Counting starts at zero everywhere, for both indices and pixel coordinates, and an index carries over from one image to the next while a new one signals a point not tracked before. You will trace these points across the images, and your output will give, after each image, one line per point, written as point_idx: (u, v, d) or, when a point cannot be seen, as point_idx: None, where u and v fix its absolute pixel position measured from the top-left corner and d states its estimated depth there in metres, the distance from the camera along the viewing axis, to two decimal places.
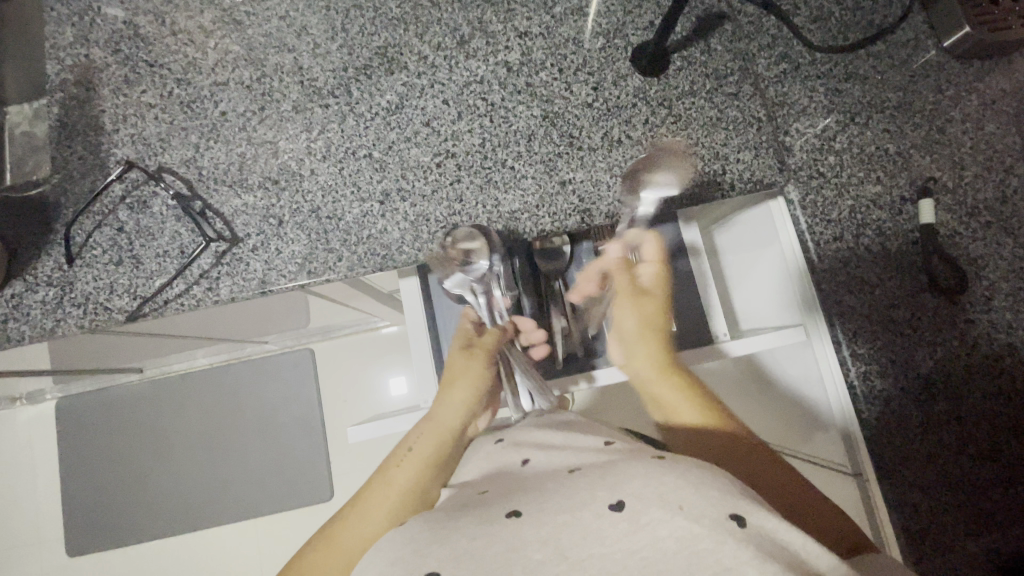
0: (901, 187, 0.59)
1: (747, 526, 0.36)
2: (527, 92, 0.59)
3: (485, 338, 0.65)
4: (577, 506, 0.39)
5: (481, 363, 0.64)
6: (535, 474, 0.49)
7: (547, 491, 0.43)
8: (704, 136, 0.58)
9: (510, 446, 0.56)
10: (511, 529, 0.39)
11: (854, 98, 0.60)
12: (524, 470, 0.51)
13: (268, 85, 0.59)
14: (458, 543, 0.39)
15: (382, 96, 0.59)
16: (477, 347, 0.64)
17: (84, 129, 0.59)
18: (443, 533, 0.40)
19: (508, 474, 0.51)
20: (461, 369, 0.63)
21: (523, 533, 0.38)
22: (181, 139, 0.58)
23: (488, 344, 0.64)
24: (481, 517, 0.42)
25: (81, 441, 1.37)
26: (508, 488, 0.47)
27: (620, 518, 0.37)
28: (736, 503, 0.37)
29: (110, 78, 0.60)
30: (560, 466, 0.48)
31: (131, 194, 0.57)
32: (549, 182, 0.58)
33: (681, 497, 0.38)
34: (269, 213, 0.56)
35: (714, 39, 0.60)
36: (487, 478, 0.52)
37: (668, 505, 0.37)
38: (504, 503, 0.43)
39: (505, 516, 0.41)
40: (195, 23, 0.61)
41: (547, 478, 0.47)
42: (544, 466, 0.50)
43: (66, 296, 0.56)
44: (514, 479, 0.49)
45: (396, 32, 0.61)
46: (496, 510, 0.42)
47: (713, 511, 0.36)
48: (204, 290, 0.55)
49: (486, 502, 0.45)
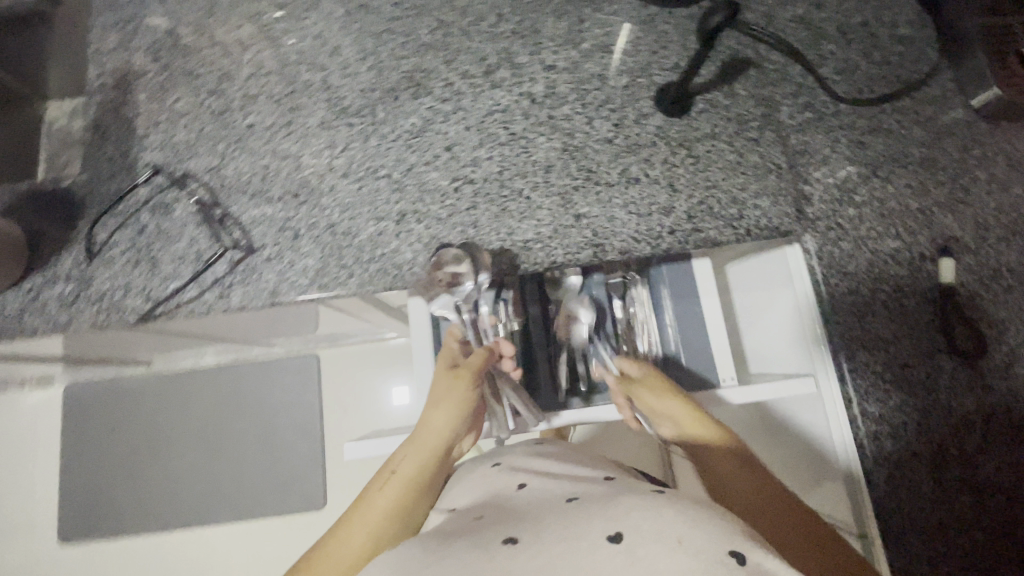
0: (921, 244, 0.58)
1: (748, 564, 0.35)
2: (548, 124, 0.60)
3: (473, 358, 0.61)
4: (573, 535, 0.39)
5: (465, 386, 0.60)
6: (530, 501, 0.48)
7: (544, 521, 0.42)
8: (723, 179, 0.58)
9: (506, 471, 0.56)
10: (504, 556, 0.38)
11: (877, 151, 0.60)
12: (519, 494, 0.50)
13: (297, 101, 0.61)
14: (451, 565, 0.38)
15: (405, 119, 0.60)
16: (465, 370, 0.60)
17: (118, 132, 0.61)
18: (435, 556, 0.40)
19: (504, 499, 0.50)
20: (446, 392, 0.60)
21: (515, 557, 0.37)
22: (208, 147, 0.60)
23: (473, 363, 0.61)
24: (475, 542, 0.41)
25: (84, 430, 1.39)
26: (505, 514, 0.46)
27: (617, 549, 0.36)
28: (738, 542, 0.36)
29: (147, 84, 0.62)
30: (556, 492, 0.48)
31: (155, 198, 0.59)
32: (564, 215, 0.58)
33: (681, 531, 0.36)
34: (285, 225, 0.57)
35: (738, 84, 0.60)
36: (482, 502, 0.51)
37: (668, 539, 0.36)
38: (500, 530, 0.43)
39: (501, 542, 0.40)
40: (233, 37, 0.63)
41: (542, 507, 0.45)
42: (540, 492, 0.49)
43: (82, 293, 0.57)
44: (509, 504, 0.48)
45: (424, 58, 0.62)
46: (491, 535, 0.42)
47: (714, 549, 0.35)
48: (215, 297, 0.56)
49: (480, 531, 0.44)
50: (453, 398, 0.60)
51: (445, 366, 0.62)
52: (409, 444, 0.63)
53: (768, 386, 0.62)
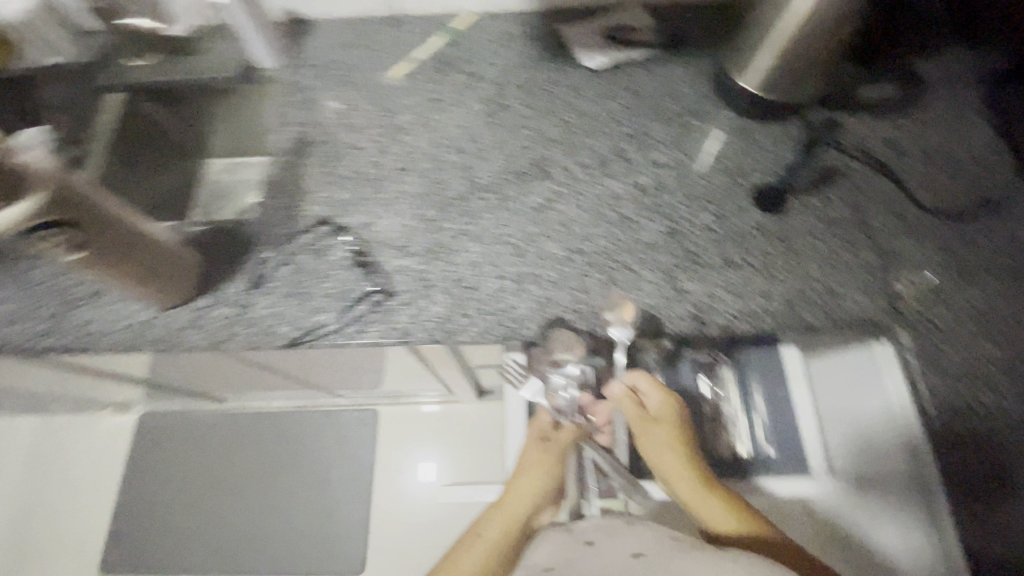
0: (1017, 348, 0.60)
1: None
2: (656, 210, 0.68)
3: (563, 434, 0.70)
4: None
5: (554, 458, 0.69)
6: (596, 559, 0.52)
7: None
8: (819, 271, 0.63)
9: (578, 527, 0.60)
10: None
11: (965, 260, 0.64)
12: (592, 554, 0.53)
13: (440, 175, 0.72)
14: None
15: (530, 197, 0.70)
16: (552, 444, 0.70)
17: (286, 185, 0.73)
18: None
19: (571, 556, 0.54)
20: (532, 464, 0.69)
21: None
22: (362, 205, 0.71)
23: (563, 440, 0.70)
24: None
25: (151, 457, 1.44)
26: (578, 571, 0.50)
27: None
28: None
29: (316, 151, 0.76)
30: (622, 553, 0.51)
31: (313, 241, 0.68)
32: (668, 290, 0.64)
33: None
34: (422, 276, 0.66)
35: (829, 190, 0.68)
36: (555, 558, 0.55)
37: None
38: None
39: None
40: (392, 121, 0.77)
41: (608, 560, 0.51)
42: (606, 553, 0.52)
43: (241, 316, 0.66)
44: (583, 563, 0.51)
45: (549, 150, 0.73)
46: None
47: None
48: (355, 330, 0.63)
49: None
50: (540, 467, 0.69)
51: (535, 438, 0.71)
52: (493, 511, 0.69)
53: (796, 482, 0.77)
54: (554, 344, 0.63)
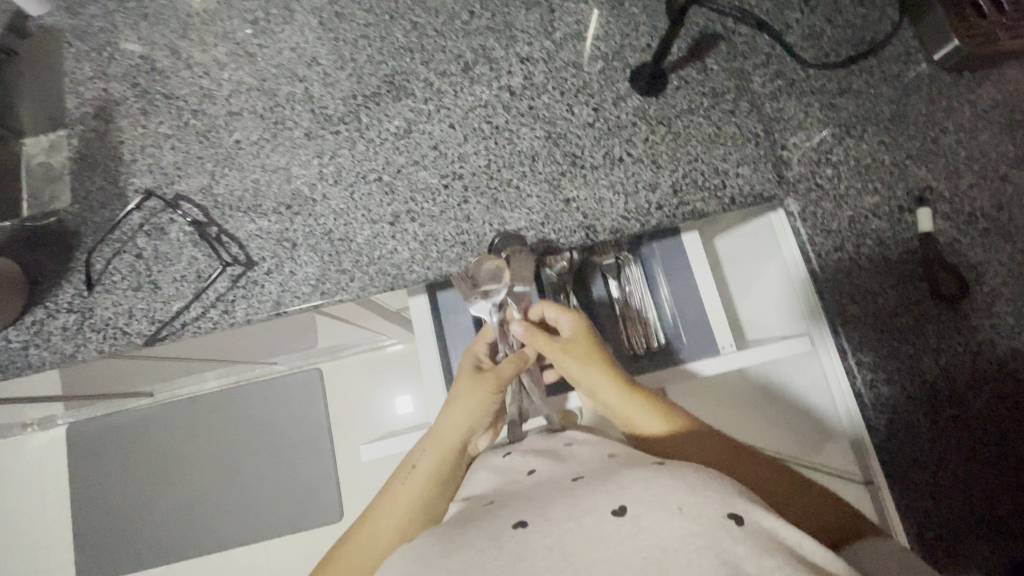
0: (897, 196, 0.60)
1: (746, 525, 0.33)
2: (530, 114, 0.61)
3: (504, 367, 0.59)
4: (580, 511, 0.36)
5: (490, 389, 0.58)
6: (533, 486, 0.43)
7: (551, 498, 0.39)
8: (704, 152, 0.60)
9: (514, 455, 0.52)
10: (516, 541, 0.35)
11: (847, 112, 0.61)
12: (529, 480, 0.45)
13: (280, 114, 0.62)
14: (463, 555, 0.35)
15: (389, 121, 0.61)
16: (490, 373, 0.59)
17: (104, 160, 0.62)
18: (448, 542, 0.37)
19: (507, 484, 0.46)
20: (465, 392, 0.58)
21: (529, 546, 0.34)
22: (197, 167, 0.60)
23: (503, 371, 0.58)
24: (489, 526, 0.37)
25: (92, 465, 1.36)
26: (512, 495, 0.43)
27: (623, 522, 0.34)
28: (733, 501, 0.34)
29: (127, 111, 0.63)
30: (559, 473, 0.44)
31: (149, 222, 0.59)
32: (554, 201, 0.59)
33: (680, 497, 0.34)
34: (283, 236, 0.58)
35: (709, 59, 0.62)
36: (491, 489, 0.47)
37: (667, 505, 0.34)
38: (508, 512, 0.39)
39: (511, 526, 0.37)
40: (210, 56, 0.64)
41: (547, 485, 0.42)
42: (545, 475, 0.45)
43: (86, 321, 0.57)
44: (518, 489, 0.44)
45: (402, 60, 0.63)
46: (502, 518, 0.38)
47: (712, 509, 0.34)
48: (220, 312, 0.56)
49: (478, 514, 0.40)
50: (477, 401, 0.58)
51: (470, 369, 0.61)
52: (425, 440, 0.59)
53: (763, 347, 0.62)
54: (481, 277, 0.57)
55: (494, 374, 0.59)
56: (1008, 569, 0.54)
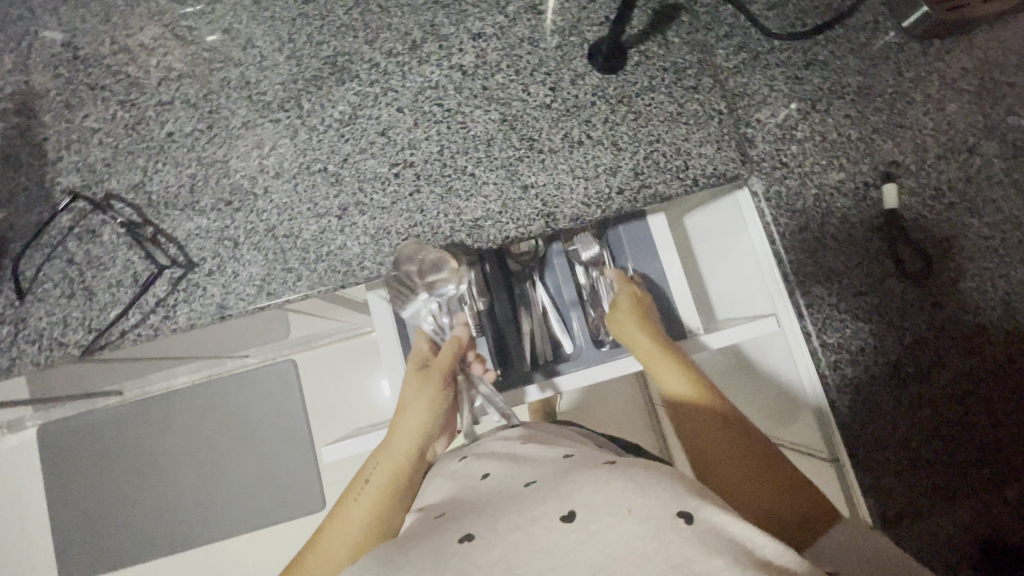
0: (864, 172, 0.58)
1: (696, 522, 0.31)
2: (483, 95, 0.58)
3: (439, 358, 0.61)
4: (527, 521, 0.34)
5: (434, 386, 0.59)
6: (485, 496, 0.41)
7: (501, 509, 0.38)
8: (666, 131, 0.57)
9: (472, 462, 0.49)
10: (460, 554, 0.33)
11: (814, 85, 0.59)
12: (483, 488, 0.44)
13: (216, 103, 0.58)
14: (403, 571, 0.33)
15: (333, 107, 0.57)
16: (432, 368, 0.60)
17: (26, 159, 0.58)
18: (391, 559, 0.35)
19: (462, 492, 0.45)
20: (415, 393, 0.59)
21: (473, 558, 0.32)
22: (128, 163, 0.57)
23: (442, 364, 0.60)
24: (436, 543, 0.36)
25: (63, 467, 1.34)
26: (466, 506, 0.41)
27: (571, 529, 0.32)
28: (684, 499, 0.33)
29: (50, 104, 0.58)
30: (515, 478, 0.43)
31: (79, 224, 0.56)
32: (510, 188, 0.57)
33: (629, 499, 0.33)
34: (224, 235, 0.55)
35: (671, 31, 0.59)
36: (447, 497, 0.45)
37: (615, 510, 0.33)
38: (457, 526, 0.37)
39: (457, 541, 0.35)
40: (137, 41, 0.59)
41: (499, 495, 0.41)
42: (501, 480, 0.43)
43: (18, 332, 0.54)
44: (473, 497, 0.42)
45: (345, 40, 0.59)
46: (450, 534, 0.36)
47: (660, 509, 0.32)
48: (161, 318, 0.54)
49: (428, 530, 0.39)
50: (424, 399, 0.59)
51: (415, 368, 0.61)
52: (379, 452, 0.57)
53: (733, 329, 0.62)
54: (425, 265, 0.57)
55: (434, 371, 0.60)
56: (968, 541, 0.55)
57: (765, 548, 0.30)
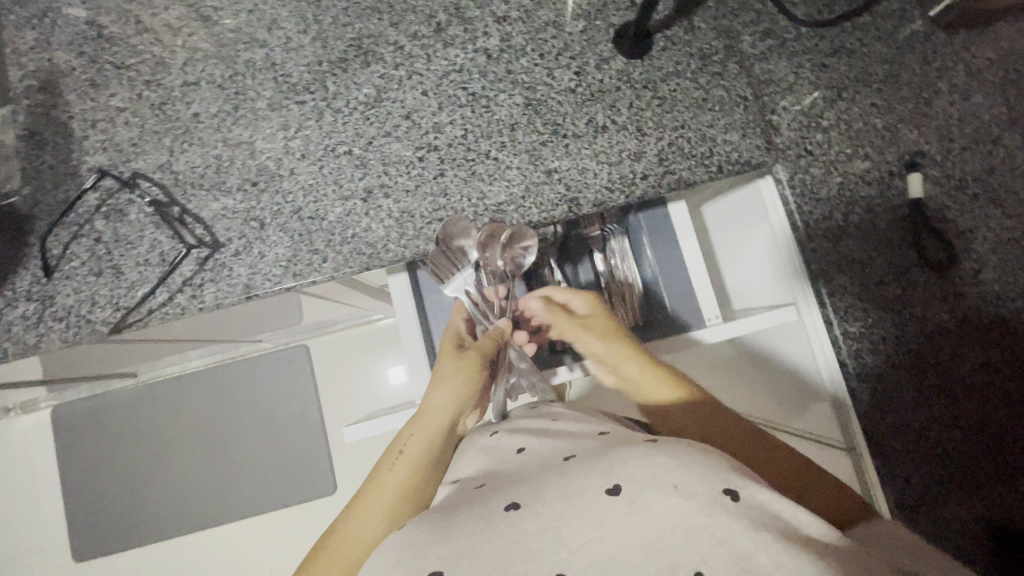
0: (888, 162, 0.58)
1: (741, 500, 0.32)
2: (508, 79, 0.58)
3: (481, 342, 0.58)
4: (572, 491, 0.35)
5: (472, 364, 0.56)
6: (524, 466, 0.42)
7: (542, 478, 0.38)
8: (691, 118, 0.57)
9: (507, 434, 0.50)
10: (508, 523, 0.34)
11: (840, 73, 0.59)
12: (519, 459, 0.45)
13: (240, 84, 0.58)
14: (454, 539, 0.34)
15: (358, 89, 0.57)
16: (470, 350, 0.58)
17: (52, 137, 0.58)
18: (438, 526, 0.36)
19: (497, 465, 0.45)
20: (450, 373, 0.56)
21: (525, 529, 0.33)
22: (154, 143, 0.57)
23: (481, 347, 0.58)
24: (481, 508, 0.37)
25: (78, 447, 1.35)
26: (504, 477, 0.42)
27: (617, 500, 0.33)
28: (728, 475, 0.33)
29: (76, 83, 0.59)
30: (553, 451, 0.43)
31: (107, 203, 0.56)
32: (535, 172, 0.57)
33: (675, 474, 0.34)
34: (250, 215, 0.55)
35: (697, 17, 0.59)
36: (482, 469, 0.46)
37: (661, 482, 0.33)
38: (500, 495, 0.38)
39: (503, 508, 0.36)
40: (161, 21, 0.59)
41: (539, 465, 0.41)
42: (539, 452, 0.44)
43: (47, 309, 0.55)
44: (511, 468, 0.43)
45: (370, 22, 0.58)
46: (492, 500, 0.37)
47: (706, 485, 0.32)
48: (188, 297, 0.54)
49: (468, 498, 0.40)
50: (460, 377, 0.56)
51: (450, 347, 0.59)
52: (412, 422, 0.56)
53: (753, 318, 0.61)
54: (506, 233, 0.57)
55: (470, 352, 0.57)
56: (982, 530, 0.56)
57: (807, 525, 0.31)
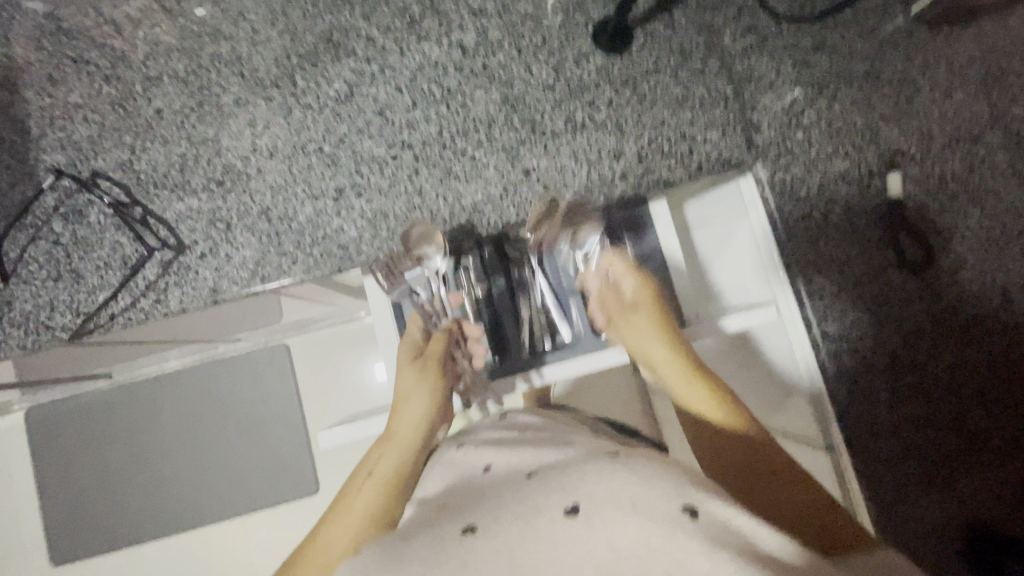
0: (868, 160, 0.58)
1: (700, 517, 0.31)
2: (484, 75, 0.56)
3: (434, 345, 0.50)
4: (531, 512, 0.34)
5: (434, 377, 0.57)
6: (488, 484, 0.41)
7: (503, 498, 0.37)
8: (671, 115, 0.56)
9: (472, 450, 0.49)
10: (464, 547, 0.33)
11: (821, 70, 0.58)
12: (483, 476, 0.43)
13: (206, 79, 0.55)
14: (408, 563, 0.33)
15: (329, 85, 0.56)
16: None
17: (9, 135, 0.55)
18: (394, 549, 0.35)
19: (462, 482, 0.44)
20: (414, 385, 0.49)
21: (477, 555, 0.32)
22: (115, 141, 0.54)
23: None
24: (439, 532, 0.36)
25: (52, 451, 1.32)
26: (469, 494, 0.41)
27: (575, 522, 0.32)
28: (688, 492, 0.33)
29: (32, 77, 0.56)
30: (516, 468, 0.42)
31: (65, 204, 0.54)
32: (513, 172, 0.55)
33: (634, 491, 0.33)
34: (216, 216, 0.53)
35: (678, 12, 0.57)
36: (447, 487, 0.45)
37: (620, 502, 0.32)
38: (460, 517, 0.37)
39: (461, 532, 0.35)
40: (122, 11, 0.57)
41: (502, 483, 0.40)
42: (503, 469, 0.43)
43: (5, 315, 0.53)
44: (475, 486, 0.42)
45: (340, 15, 0.56)
46: (452, 524, 0.36)
47: (664, 503, 0.32)
48: (152, 302, 0.52)
49: (431, 519, 0.39)
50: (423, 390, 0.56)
51: (405, 360, 0.51)
52: None
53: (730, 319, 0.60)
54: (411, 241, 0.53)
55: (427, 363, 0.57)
56: (956, 528, 0.56)
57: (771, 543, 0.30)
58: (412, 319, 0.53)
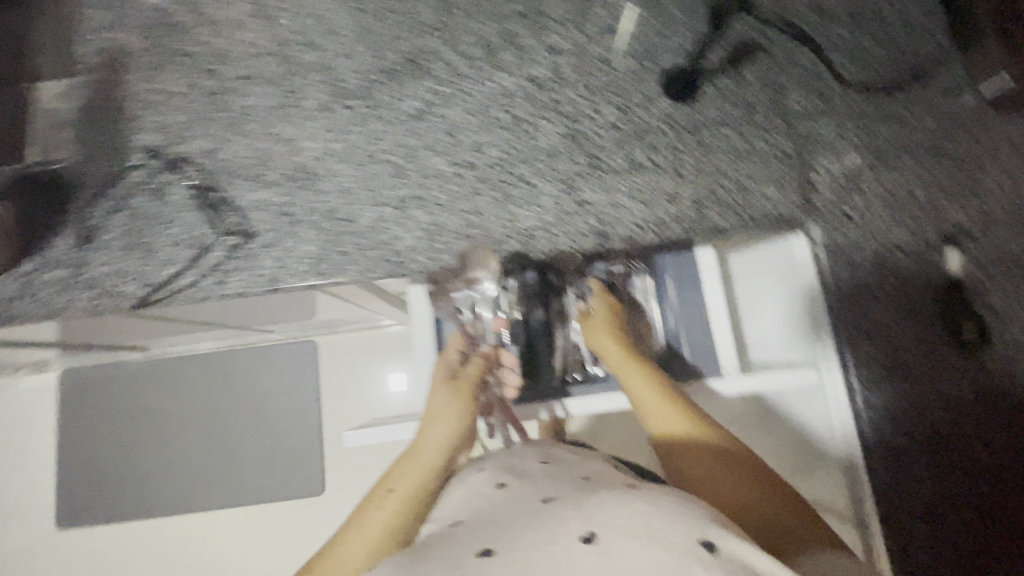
0: (926, 233, 0.58)
1: (718, 555, 0.31)
2: (553, 108, 0.59)
3: (468, 367, 0.59)
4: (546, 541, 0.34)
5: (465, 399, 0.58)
6: (504, 508, 0.41)
7: (519, 524, 0.37)
8: (731, 166, 0.57)
9: (489, 472, 0.49)
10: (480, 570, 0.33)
11: (885, 139, 0.58)
12: (499, 500, 0.43)
13: (295, 84, 0.59)
14: None
15: (407, 102, 0.59)
16: (461, 380, 0.59)
17: (114, 116, 0.60)
18: (410, 566, 0.35)
19: (478, 502, 0.44)
20: (444, 405, 0.57)
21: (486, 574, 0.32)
22: (205, 130, 0.58)
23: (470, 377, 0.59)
24: (455, 553, 0.36)
25: (79, 413, 1.37)
26: (485, 517, 0.41)
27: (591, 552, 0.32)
28: (705, 529, 0.33)
29: (141, 66, 0.61)
30: (532, 493, 0.42)
31: (151, 182, 0.57)
32: (569, 202, 0.56)
33: (651, 525, 0.33)
34: (285, 210, 0.56)
35: (747, 70, 0.59)
36: (463, 506, 0.46)
37: (636, 533, 0.33)
38: (476, 538, 0.37)
39: (476, 554, 0.35)
40: (230, 16, 0.62)
41: (517, 508, 0.40)
42: (519, 493, 0.43)
43: (78, 278, 0.55)
44: (492, 507, 0.42)
45: (426, 40, 0.60)
46: (468, 545, 0.36)
47: (681, 537, 0.32)
48: (213, 282, 0.55)
49: (449, 539, 0.39)
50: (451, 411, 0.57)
51: (443, 378, 0.59)
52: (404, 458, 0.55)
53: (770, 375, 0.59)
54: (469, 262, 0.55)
55: (462, 380, 0.59)
56: None
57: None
58: (454, 340, 0.61)
